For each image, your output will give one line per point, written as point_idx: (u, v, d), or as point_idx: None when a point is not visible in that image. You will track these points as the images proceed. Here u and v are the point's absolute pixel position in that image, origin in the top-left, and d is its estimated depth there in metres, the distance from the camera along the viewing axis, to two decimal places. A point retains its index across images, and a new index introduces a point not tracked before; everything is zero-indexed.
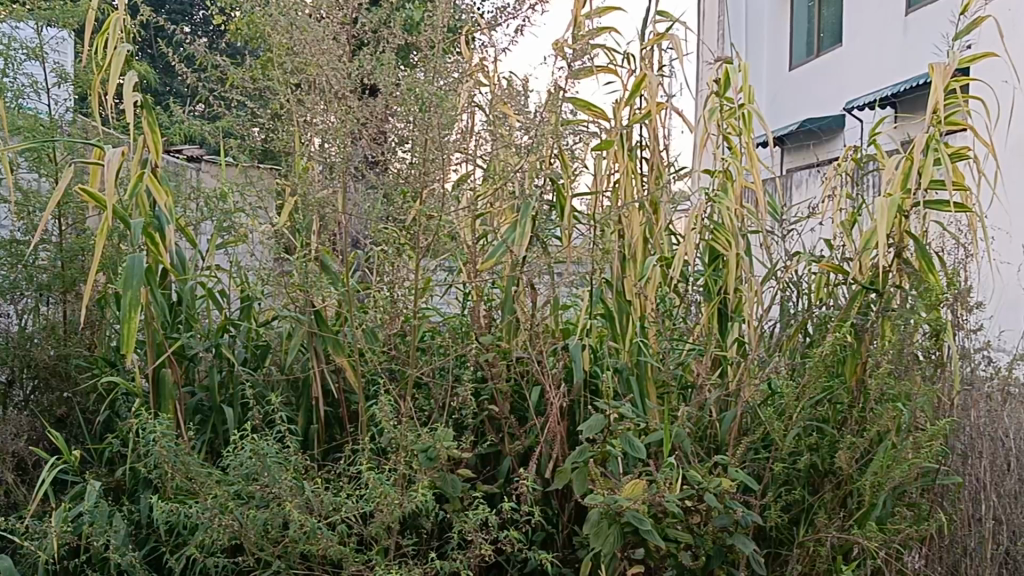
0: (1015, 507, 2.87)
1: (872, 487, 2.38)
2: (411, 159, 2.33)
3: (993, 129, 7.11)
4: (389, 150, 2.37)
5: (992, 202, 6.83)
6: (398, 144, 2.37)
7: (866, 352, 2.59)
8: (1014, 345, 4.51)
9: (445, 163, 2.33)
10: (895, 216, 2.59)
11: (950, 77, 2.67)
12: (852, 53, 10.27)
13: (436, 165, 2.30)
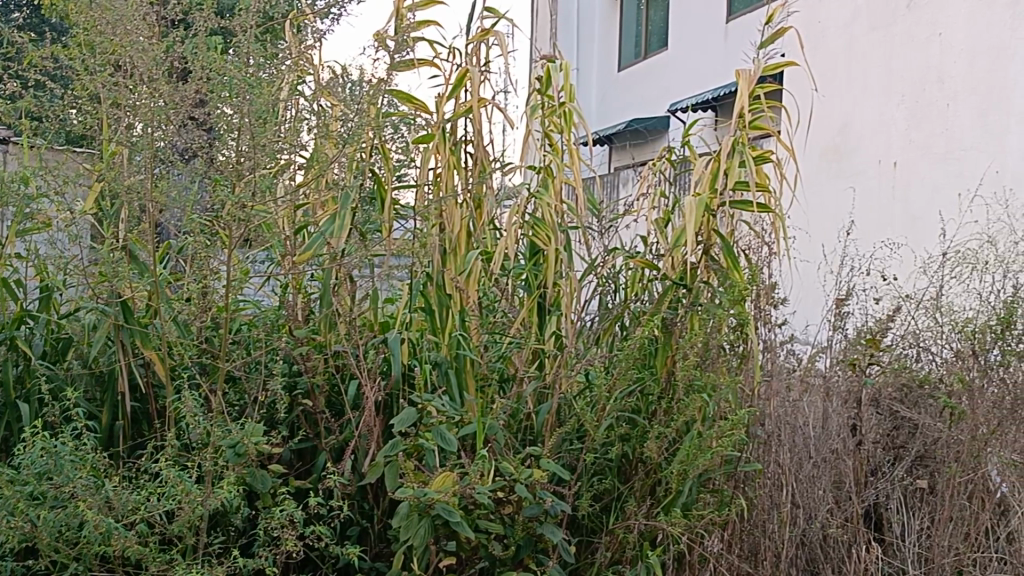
0: (811, 490, 3.05)
1: (678, 474, 2.48)
2: (237, 147, 2.26)
3: (793, 134, 7.56)
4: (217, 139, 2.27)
5: (792, 203, 7.25)
6: (227, 132, 2.26)
7: (676, 344, 2.71)
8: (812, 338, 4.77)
9: (270, 153, 2.27)
10: (704, 215, 2.72)
11: (754, 83, 2.79)
12: (675, 57, 10.67)
13: (267, 152, 2.25)
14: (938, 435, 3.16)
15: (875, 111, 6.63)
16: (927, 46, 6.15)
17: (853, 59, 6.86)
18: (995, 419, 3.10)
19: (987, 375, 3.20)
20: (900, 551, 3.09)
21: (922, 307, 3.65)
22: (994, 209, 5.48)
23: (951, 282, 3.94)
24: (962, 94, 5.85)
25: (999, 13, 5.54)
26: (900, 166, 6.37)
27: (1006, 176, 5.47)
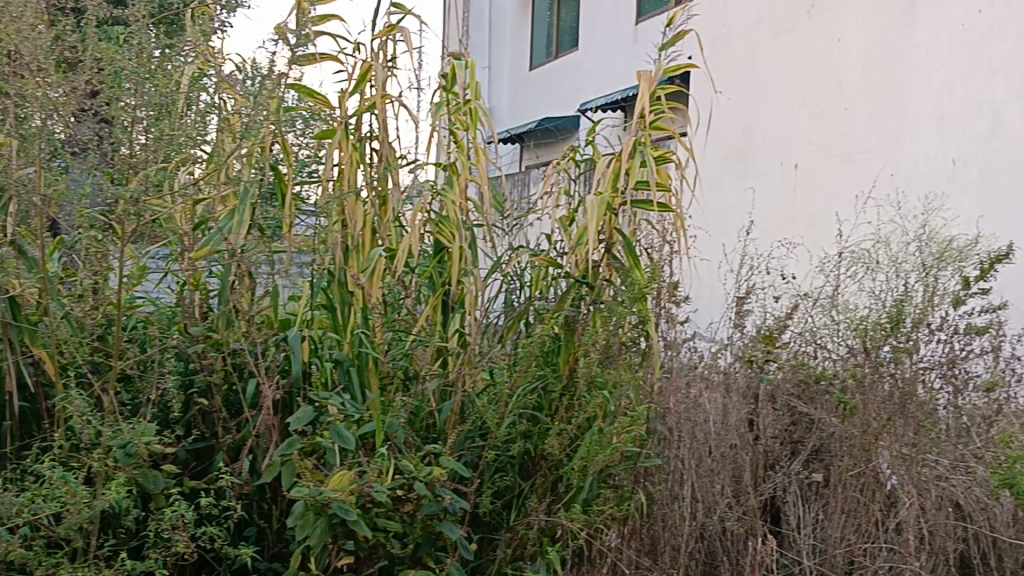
0: (709, 484, 3.10)
1: (579, 469, 2.51)
2: (146, 139, 2.26)
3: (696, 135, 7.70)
4: (122, 129, 2.24)
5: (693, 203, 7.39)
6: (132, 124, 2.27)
7: (578, 344, 2.71)
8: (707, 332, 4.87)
9: (179, 146, 2.31)
10: (606, 213, 2.75)
11: (655, 84, 2.84)
12: (586, 57, 10.75)
13: (172, 147, 2.29)
14: (833, 430, 3.25)
15: (776, 113, 6.79)
16: (826, 51, 6.36)
17: (756, 62, 7.02)
18: (886, 412, 3.22)
19: (878, 372, 3.31)
20: (796, 543, 3.17)
21: (819, 306, 3.73)
22: (887, 210, 5.75)
23: (846, 281, 4.06)
24: (860, 99, 6.08)
25: (895, 22, 5.84)
26: (800, 168, 6.54)
27: (900, 179, 5.76)
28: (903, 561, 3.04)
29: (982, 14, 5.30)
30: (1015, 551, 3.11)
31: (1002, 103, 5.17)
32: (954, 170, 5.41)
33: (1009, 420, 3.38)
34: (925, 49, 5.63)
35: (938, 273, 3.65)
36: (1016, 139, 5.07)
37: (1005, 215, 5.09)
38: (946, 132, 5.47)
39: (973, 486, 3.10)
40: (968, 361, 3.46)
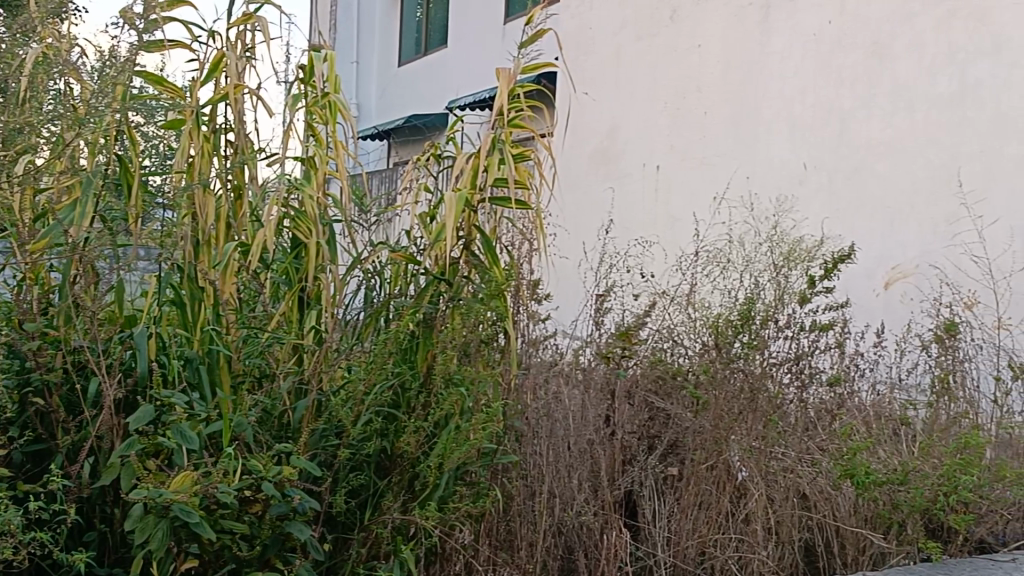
0: (566, 479, 3.13)
1: (436, 466, 2.53)
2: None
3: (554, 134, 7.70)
4: None
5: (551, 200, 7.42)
6: None
7: (436, 341, 2.70)
8: (562, 325, 4.89)
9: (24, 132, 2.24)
10: (465, 210, 2.73)
11: (513, 81, 2.83)
12: (455, 55, 10.74)
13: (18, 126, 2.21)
14: (687, 424, 3.32)
15: (639, 116, 6.93)
16: (687, 56, 6.54)
17: (620, 66, 7.14)
18: (735, 407, 3.31)
19: (729, 369, 3.37)
20: (651, 536, 3.23)
21: (676, 303, 3.79)
22: (740, 211, 5.95)
23: (701, 280, 4.15)
24: (718, 105, 6.28)
25: (751, 30, 6.07)
26: (661, 169, 6.68)
27: (755, 182, 5.96)
28: (750, 548, 3.18)
29: (832, 25, 5.56)
30: (856, 540, 3.31)
31: (849, 111, 5.43)
32: (806, 174, 5.63)
33: (850, 414, 3.57)
34: (780, 57, 5.88)
35: (788, 273, 3.81)
36: (863, 145, 5.34)
37: (852, 218, 5.34)
38: (799, 138, 5.71)
39: (818, 476, 3.28)
40: (813, 358, 3.59)
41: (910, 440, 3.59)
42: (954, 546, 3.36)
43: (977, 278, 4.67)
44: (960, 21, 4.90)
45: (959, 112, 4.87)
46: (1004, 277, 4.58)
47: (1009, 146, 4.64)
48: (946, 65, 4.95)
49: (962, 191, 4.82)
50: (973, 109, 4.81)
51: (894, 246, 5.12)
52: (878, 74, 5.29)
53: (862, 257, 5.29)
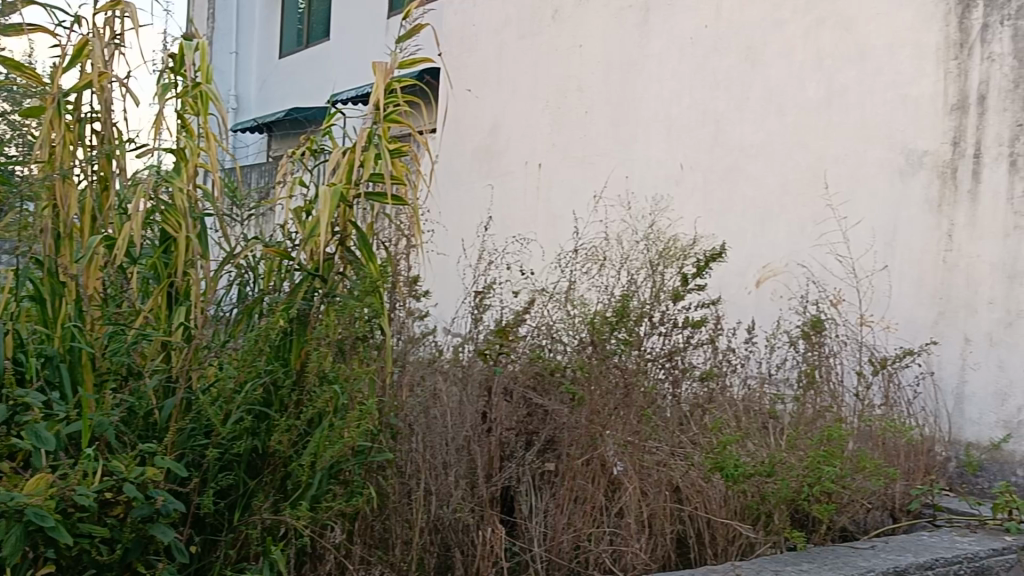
0: (443, 475, 3.13)
1: (308, 464, 2.51)
2: None
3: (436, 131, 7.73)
4: None
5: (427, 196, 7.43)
6: None
7: (310, 338, 2.65)
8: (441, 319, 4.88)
9: None
10: (340, 204, 2.69)
11: (390, 77, 2.83)
12: (338, 47, 10.61)
13: None
14: (563, 420, 3.32)
15: (520, 113, 6.97)
16: (568, 56, 6.61)
17: (503, 64, 7.17)
18: (610, 403, 3.35)
19: (605, 366, 3.41)
20: (527, 531, 3.23)
21: (556, 301, 3.81)
22: (618, 211, 6.13)
23: (580, 276, 4.20)
24: (598, 105, 6.37)
25: (631, 32, 6.18)
26: (543, 167, 6.73)
27: (633, 181, 6.07)
28: (624, 542, 3.21)
29: (708, 29, 5.70)
30: (726, 530, 3.37)
31: (723, 114, 5.58)
32: (682, 174, 5.77)
33: (720, 408, 3.67)
34: (657, 59, 5.99)
35: (663, 271, 3.89)
36: (736, 146, 5.49)
37: (725, 217, 5.50)
38: (675, 138, 5.84)
39: (690, 469, 3.34)
40: (686, 353, 3.68)
41: (778, 433, 3.70)
42: (818, 535, 3.48)
43: (841, 277, 4.89)
44: (826, 29, 5.07)
45: (826, 117, 5.04)
46: (867, 275, 4.79)
47: (871, 150, 4.83)
48: (814, 72, 5.12)
49: (827, 193, 5.00)
50: (838, 114, 4.98)
51: (765, 246, 5.28)
52: (750, 78, 5.45)
53: (734, 256, 5.45)
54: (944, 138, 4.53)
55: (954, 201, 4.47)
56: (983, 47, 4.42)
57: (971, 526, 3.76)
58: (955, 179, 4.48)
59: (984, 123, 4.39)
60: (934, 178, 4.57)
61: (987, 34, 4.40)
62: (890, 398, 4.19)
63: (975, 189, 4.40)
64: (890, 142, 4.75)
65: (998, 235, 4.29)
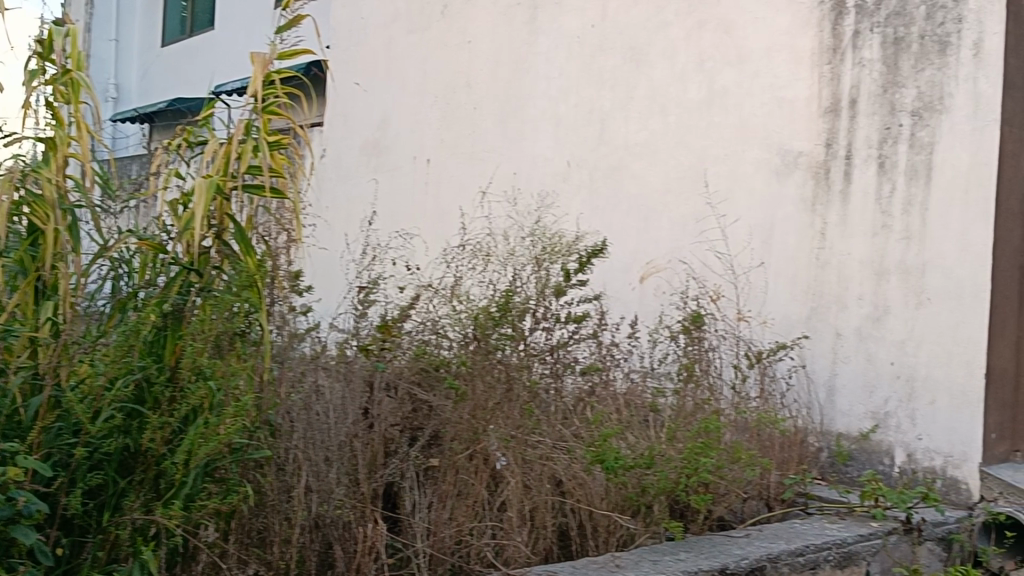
0: (324, 473, 3.09)
1: (182, 462, 2.46)
2: None
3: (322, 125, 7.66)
4: None
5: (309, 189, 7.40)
6: None
7: (184, 333, 2.59)
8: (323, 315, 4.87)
9: None
10: (215, 197, 2.64)
11: (270, 68, 2.78)
12: (223, 38, 10.38)
13: None
14: (446, 415, 3.34)
15: (409, 109, 6.94)
16: (457, 52, 6.62)
17: (392, 58, 7.12)
18: (492, 399, 3.39)
19: (489, 359, 3.47)
20: (410, 527, 3.17)
21: (441, 296, 3.81)
22: (505, 206, 6.21)
23: (465, 272, 4.22)
24: (487, 101, 6.39)
25: (519, 30, 6.21)
26: (431, 163, 6.71)
27: (520, 177, 6.11)
28: (506, 535, 3.23)
29: (594, 29, 5.78)
30: (607, 523, 3.40)
31: (608, 113, 5.66)
32: (569, 171, 5.83)
33: (600, 401, 3.74)
34: (545, 57, 6.04)
35: (548, 266, 3.93)
36: (621, 145, 5.58)
37: (610, 214, 5.58)
38: (562, 136, 5.90)
39: (572, 462, 3.41)
40: (569, 348, 3.74)
41: (658, 426, 3.78)
42: (696, 525, 3.56)
43: (720, 272, 5.02)
44: (708, 31, 5.20)
45: (707, 117, 5.17)
46: (744, 272, 4.94)
47: (750, 150, 4.97)
48: (696, 73, 5.24)
49: (707, 191, 5.13)
50: (719, 115, 5.11)
51: (649, 242, 5.37)
52: (635, 78, 5.54)
53: (617, 252, 5.53)
54: (818, 140, 4.70)
55: (827, 201, 4.64)
56: (854, 53, 4.60)
57: (840, 513, 3.90)
58: (828, 179, 4.64)
59: (855, 125, 4.57)
60: (808, 178, 4.72)
61: (858, 40, 4.58)
62: (766, 391, 4.33)
63: (846, 189, 4.57)
64: (768, 143, 4.89)
65: (867, 233, 4.48)
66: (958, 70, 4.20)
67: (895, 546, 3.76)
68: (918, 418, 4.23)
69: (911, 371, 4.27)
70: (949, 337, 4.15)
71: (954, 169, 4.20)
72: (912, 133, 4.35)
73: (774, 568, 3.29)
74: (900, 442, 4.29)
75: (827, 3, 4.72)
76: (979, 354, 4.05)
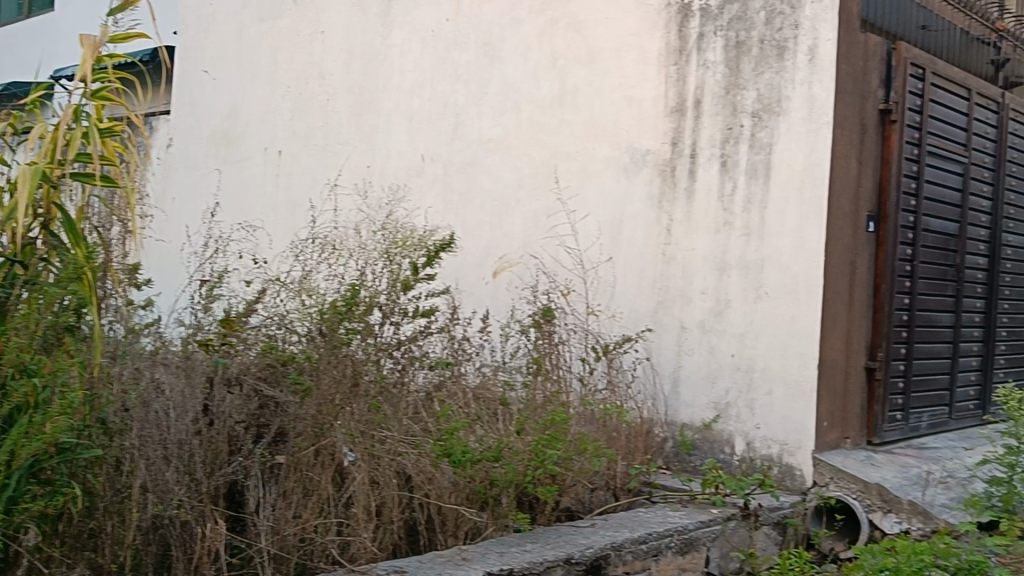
0: (162, 472, 2.98)
1: (4, 463, 2.39)
2: None
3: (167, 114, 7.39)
4: None
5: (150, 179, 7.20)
6: None
7: (8, 327, 2.46)
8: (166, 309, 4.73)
9: None
10: (41, 185, 2.52)
11: (100, 51, 2.66)
12: (64, 20, 9.91)
13: None
14: (292, 411, 3.26)
15: (259, 99, 6.78)
16: (310, 43, 6.50)
17: (242, 47, 6.92)
18: (338, 395, 3.32)
19: (336, 355, 3.36)
20: (255, 525, 3.12)
21: (289, 291, 3.73)
22: (356, 199, 6.17)
23: (315, 267, 4.15)
24: (340, 93, 6.30)
25: (373, 22, 6.16)
26: (283, 155, 6.57)
27: (374, 171, 6.07)
28: (353, 532, 3.20)
29: (448, 23, 5.77)
30: (455, 516, 3.41)
31: (462, 108, 5.67)
32: (423, 165, 5.81)
33: (447, 396, 3.74)
34: (399, 49, 6.01)
35: (398, 260, 3.89)
36: (475, 140, 5.59)
37: (463, 209, 5.59)
38: (416, 130, 5.88)
39: (420, 457, 3.38)
40: (420, 342, 3.71)
41: (507, 419, 3.81)
42: (544, 516, 3.61)
43: (571, 267, 5.10)
44: (560, 29, 5.26)
45: (559, 114, 5.23)
46: (593, 267, 5.03)
47: (600, 148, 5.05)
48: (548, 70, 5.30)
49: (558, 187, 5.20)
50: (570, 112, 5.18)
51: (501, 236, 5.40)
52: (488, 73, 5.56)
53: (470, 247, 5.55)
54: (664, 138, 4.82)
55: (673, 198, 4.77)
56: (698, 55, 4.74)
57: (683, 501, 4.01)
58: (674, 177, 4.77)
59: (699, 125, 4.71)
60: (655, 175, 4.84)
61: (702, 43, 4.73)
62: (614, 382, 4.41)
63: (691, 187, 4.71)
64: (616, 141, 4.99)
65: (710, 229, 4.63)
66: (795, 74, 4.39)
67: (733, 531, 3.89)
68: (756, 408, 4.41)
69: (750, 363, 4.44)
70: (784, 330, 4.34)
71: (790, 169, 4.38)
72: (752, 133, 4.52)
73: (618, 556, 3.37)
74: (740, 432, 4.45)
75: (673, 5, 4.84)
76: (811, 346, 4.25)
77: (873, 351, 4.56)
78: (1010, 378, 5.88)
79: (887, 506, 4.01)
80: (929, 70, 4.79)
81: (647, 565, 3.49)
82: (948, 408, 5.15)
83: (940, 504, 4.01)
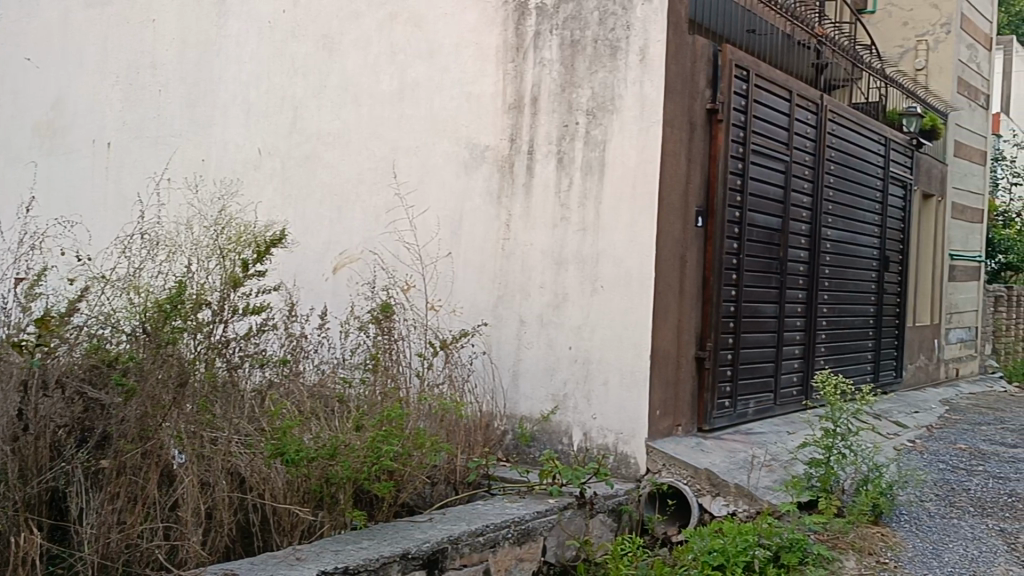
0: None
1: None
2: None
3: None
4: None
5: None
6: None
7: None
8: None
9: None
10: None
11: None
12: None
13: None
14: (116, 414, 3.11)
15: (86, 89, 6.49)
16: (140, 31, 6.27)
17: (67, 33, 6.60)
18: (163, 394, 3.17)
19: (160, 354, 3.19)
20: (76, 532, 3.05)
21: (116, 288, 3.60)
22: (187, 193, 6.00)
23: (143, 264, 4.05)
24: (173, 83, 6.10)
25: (207, 11, 5.98)
26: (112, 148, 6.32)
27: (209, 165, 5.91)
28: (181, 534, 3.13)
29: (285, 14, 5.67)
30: (288, 515, 3.41)
31: (301, 101, 5.58)
32: (260, 159, 5.69)
33: (280, 394, 3.69)
34: (235, 40, 5.86)
35: (232, 256, 3.81)
36: (314, 134, 5.52)
37: (302, 204, 5.51)
38: (253, 124, 5.75)
39: (252, 458, 3.37)
40: (257, 338, 3.64)
41: (344, 415, 3.78)
42: (382, 513, 3.60)
43: (410, 263, 5.12)
44: (399, 23, 5.24)
45: (398, 109, 5.21)
46: (432, 262, 5.05)
47: (440, 143, 5.06)
48: (387, 64, 5.28)
49: (397, 183, 5.19)
50: (410, 107, 5.17)
51: (341, 232, 5.35)
52: (327, 66, 5.49)
53: (310, 242, 5.48)
54: (503, 135, 4.87)
55: (512, 193, 4.83)
56: (535, 53, 4.81)
57: (521, 492, 4.08)
58: (512, 173, 4.83)
59: (536, 122, 4.78)
60: (494, 171, 4.89)
61: (539, 41, 4.79)
62: (453, 377, 4.44)
63: (529, 182, 4.78)
64: (456, 136, 5.02)
65: (547, 224, 4.71)
66: (627, 74, 4.51)
67: (570, 520, 3.96)
68: (592, 398, 4.52)
69: (586, 355, 4.54)
70: (619, 322, 4.46)
71: (622, 167, 4.50)
72: (587, 131, 4.62)
73: (455, 549, 3.39)
74: (578, 422, 4.56)
75: (510, 3, 4.89)
76: (643, 337, 4.37)
77: (702, 341, 4.73)
78: (830, 365, 6.21)
79: (716, 490, 4.16)
80: (753, 72, 4.99)
81: (484, 556, 3.54)
82: (773, 393, 5.40)
83: (764, 486, 4.18)
